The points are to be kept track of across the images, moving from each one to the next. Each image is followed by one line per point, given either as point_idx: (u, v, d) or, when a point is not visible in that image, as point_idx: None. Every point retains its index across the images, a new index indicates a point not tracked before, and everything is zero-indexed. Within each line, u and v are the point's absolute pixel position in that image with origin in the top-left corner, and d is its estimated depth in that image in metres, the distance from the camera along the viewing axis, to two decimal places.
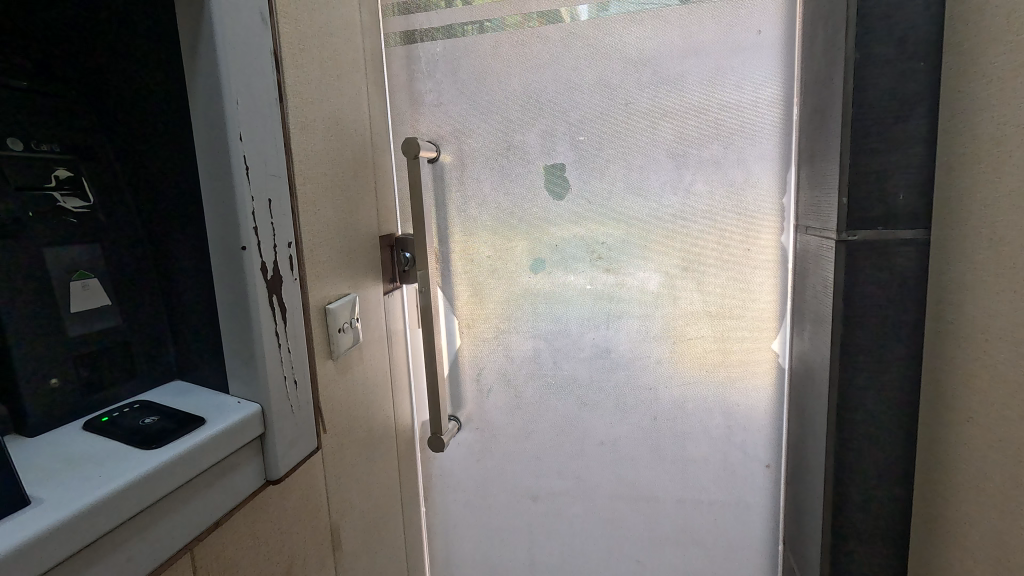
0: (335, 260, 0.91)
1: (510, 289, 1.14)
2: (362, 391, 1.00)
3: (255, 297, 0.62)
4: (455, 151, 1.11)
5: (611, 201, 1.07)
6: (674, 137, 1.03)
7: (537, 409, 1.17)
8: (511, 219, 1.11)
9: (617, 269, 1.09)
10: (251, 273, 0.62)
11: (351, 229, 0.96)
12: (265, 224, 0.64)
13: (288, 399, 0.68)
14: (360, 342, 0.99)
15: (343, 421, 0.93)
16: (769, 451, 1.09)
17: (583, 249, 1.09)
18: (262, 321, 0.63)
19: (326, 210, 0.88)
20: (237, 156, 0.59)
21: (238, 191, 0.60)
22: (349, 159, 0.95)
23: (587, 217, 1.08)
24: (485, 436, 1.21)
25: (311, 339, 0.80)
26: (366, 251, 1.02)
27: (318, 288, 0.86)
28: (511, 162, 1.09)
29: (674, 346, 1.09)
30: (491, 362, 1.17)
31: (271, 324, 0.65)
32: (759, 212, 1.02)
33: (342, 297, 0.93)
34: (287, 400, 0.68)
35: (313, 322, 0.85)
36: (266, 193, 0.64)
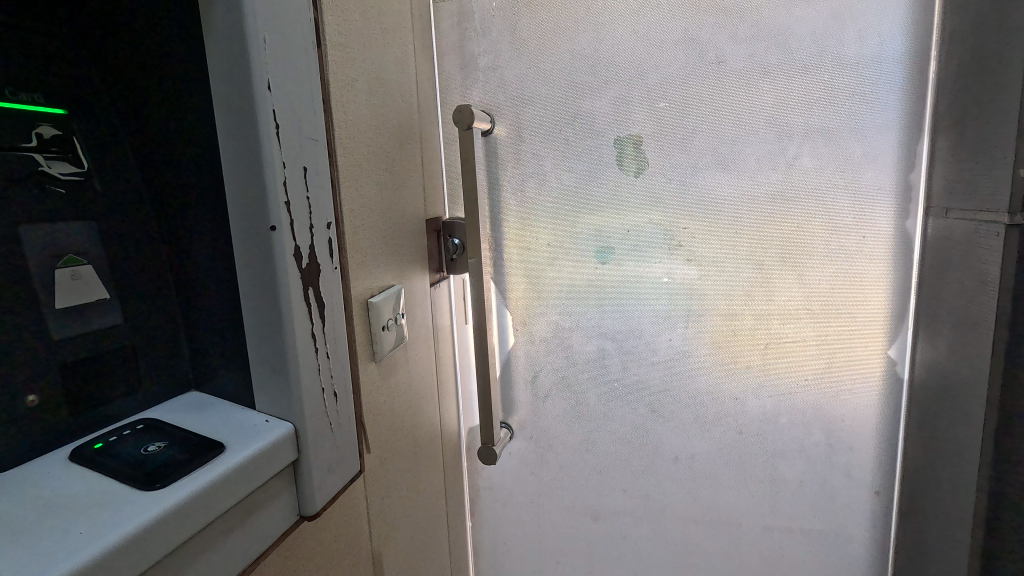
0: (378, 248, 0.78)
1: (573, 281, 0.99)
2: (406, 399, 0.88)
3: (286, 291, 0.50)
4: (512, 123, 0.97)
5: (695, 179, 0.91)
6: (774, 103, 0.86)
7: (601, 418, 1.03)
8: (576, 202, 0.97)
9: (701, 260, 0.93)
10: (281, 261, 0.49)
11: (395, 212, 0.83)
12: (299, 199, 0.51)
13: (327, 415, 0.55)
14: (404, 341, 0.86)
15: (386, 433, 0.80)
16: (878, 476, 0.93)
17: (659, 235, 0.94)
18: (294, 319, 0.51)
19: (369, 189, 0.75)
20: (264, 111, 0.47)
21: (267, 155, 0.47)
22: (393, 130, 0.82)
23: (667, 199, 0.93)
24: (540, 446, 1.07)
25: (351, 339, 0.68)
26: (412, 237, 0.89)
27: (359, 280, 0.73)
28: (577, 135, 0.94)
29: (767, 350, 0.93)
30: (549, 364, 1.04)
31: (307, 323, 0.52)
32: (880, 192, 0.85)
33: (385, 289, 0.80)
34: (326, 416, 0.55)
35: (355, 318, 0.72)
36: (301, 159, 0.51)
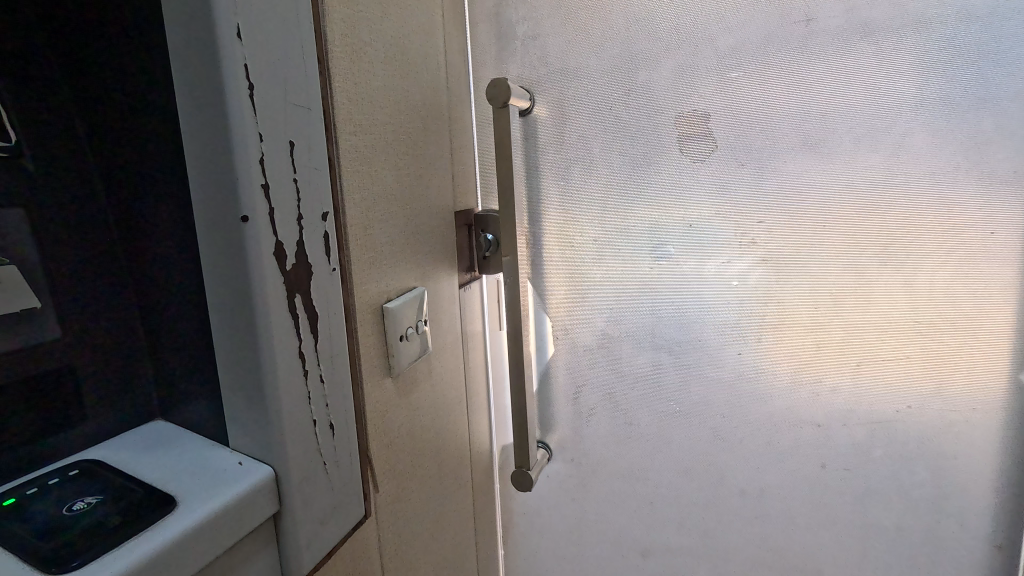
0: (394, 244, 0.67)
1: (623, 283, 0.86)
2: (429, 417, 0.77)
3: (263, 304, 0.39)
4: (554, 100, 0.84)
5: (774, 164, 0.76)
6: (877, 69, 0.70)
7: (654, 442, 0.89)
8: (628, 192, 0.83)
9: (778, 261, 0.78)
10: (256, 265, 0.38)
11: (418, 204, 0.72)
12: (282, 186, 0.40)
13: (321, 455, 0.45)
14: (428, 352, 0.75)
15: (404, 458, 0.69)
16: (1001, 527, 0.75)
17: (727, 231, 0.79)
18: (274, 338, 0.40)
19: (384, 175, 0.64)
20: (232, 66, 0.36)
21: (235, 124, 0.37)
22: (417, 108, 0.71)
23: (738, 187, 0.78)
24: (583, 471, 0.94)
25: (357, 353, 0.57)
26: (438, 232, 0.78)
27: (370, 283, 0.62)
28: (630, 113, 0.81)
29: (860, 371, 0.77)
30: (595, 378, 0.90)
31: (293, 342, 0.42)
32: (1019, 177, 0.67)
33: (405, 292, 0.69)
34: (320, 456, 0.45)
35: (366, 327, 0.62)
36: (286, 135, 0.40)
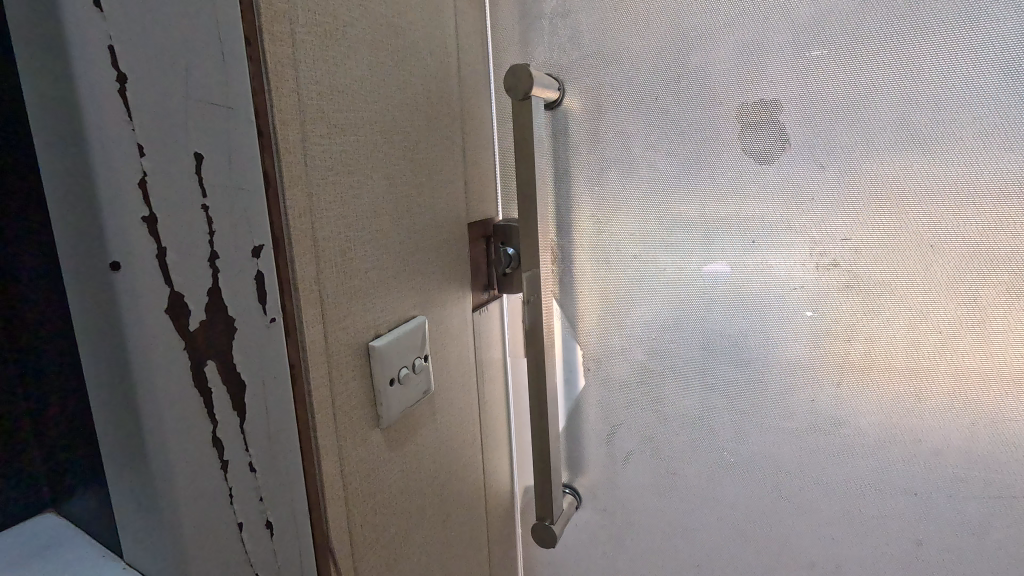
0: (386, 266, 0.55)
1: (669, 309, 0.71)
2: (433, 467, 0.65)
3: (143, 343, 0.38)
4: (588, 90, 0.70)
5: (864, 165, 0.60)
6: (1016, 41, 0.53)
7: (701, 497, 0.75)
8: (676, 200, 0.68)
9: (868, 288, 0.62)
10: (130, 304, 0.37)
11: (420, 217, 0.61)
12: (176, 216, 0.37)
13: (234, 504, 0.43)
14: (431, 391, 0.63)
15: (395, 521, 0.58)
16: None
17: (802, 248, 0.64)
18: (157, 377, 0.39)
19: (370, 185, 0.52)
20: (95, 116, 0.34)
21: (108, 178, 0.35)
22: (417, 101, 0.59)
23: (816, 194, 0.62)
24: (616, 523, 0.81)
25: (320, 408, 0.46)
26: (445, 248, 0.66)
27: (350, 316, 0.51)
28: (682, 104, 0.66)
29: (975, 431, 0.60)
30: (632, 419, 0.76)
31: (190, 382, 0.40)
32: None
33: (399, 324, 0.58)
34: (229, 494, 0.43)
35: (344, 372, 0.50)
36: (183, 160, 0.37)
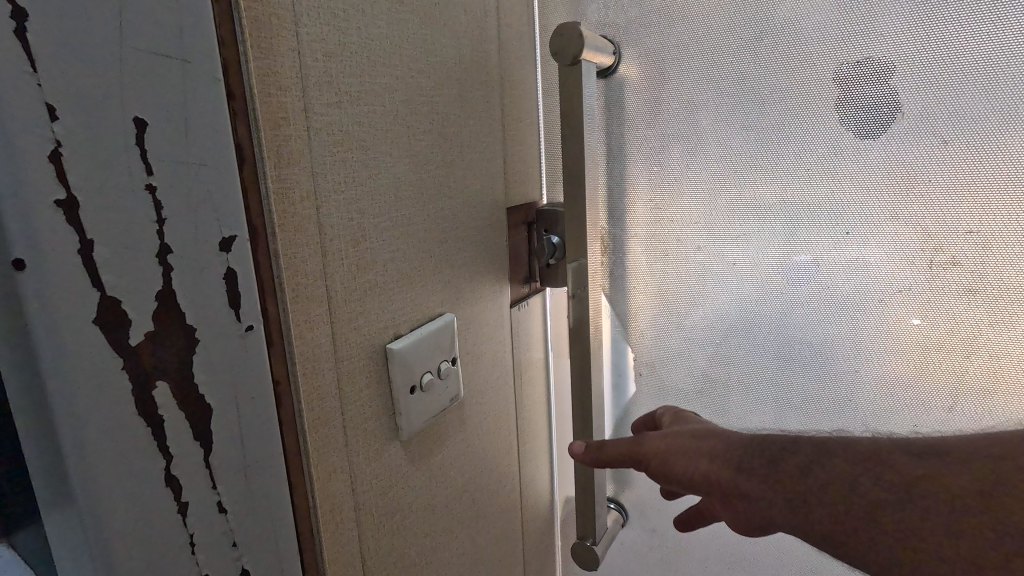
0: (408, 258, 0.48)
1: (738, 311, 0.61)
2: (461, 481, 0.58)
3: (70, 419, 0.22)
4: (649, 53, 0.60)
5: (1002, 139, 0.48)
6: None
7: None
8: (751, 181, 0.58)
9: (995, 293, 0.50)
10: (48, 355, 0.21)
11: (450, 202, 0.53)
12: (110, 200, 0.22)
13: None
14: (460, 397, 0.56)
15: (417, 541, 0.52)
16: None
17: (909, 243, 0.52)
18: (97, 470, 0.23)
19: (389, 163, 0.45)
20: None
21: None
22: (447, 67, 0.51)
23: (934, 176, 0.51)
24: (667, 545, 0.72)
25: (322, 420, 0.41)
26: (480, 236, 0.58)
27: (365, 315, 0.44)
28: (764, 66, 0.55)
29: None
30: None
31: (157, 466, 0.25)
32: None
33: (424, 322, 0.51)
34: None
35: (357, 377, 0.44)
36: (123, 111, 0.22)
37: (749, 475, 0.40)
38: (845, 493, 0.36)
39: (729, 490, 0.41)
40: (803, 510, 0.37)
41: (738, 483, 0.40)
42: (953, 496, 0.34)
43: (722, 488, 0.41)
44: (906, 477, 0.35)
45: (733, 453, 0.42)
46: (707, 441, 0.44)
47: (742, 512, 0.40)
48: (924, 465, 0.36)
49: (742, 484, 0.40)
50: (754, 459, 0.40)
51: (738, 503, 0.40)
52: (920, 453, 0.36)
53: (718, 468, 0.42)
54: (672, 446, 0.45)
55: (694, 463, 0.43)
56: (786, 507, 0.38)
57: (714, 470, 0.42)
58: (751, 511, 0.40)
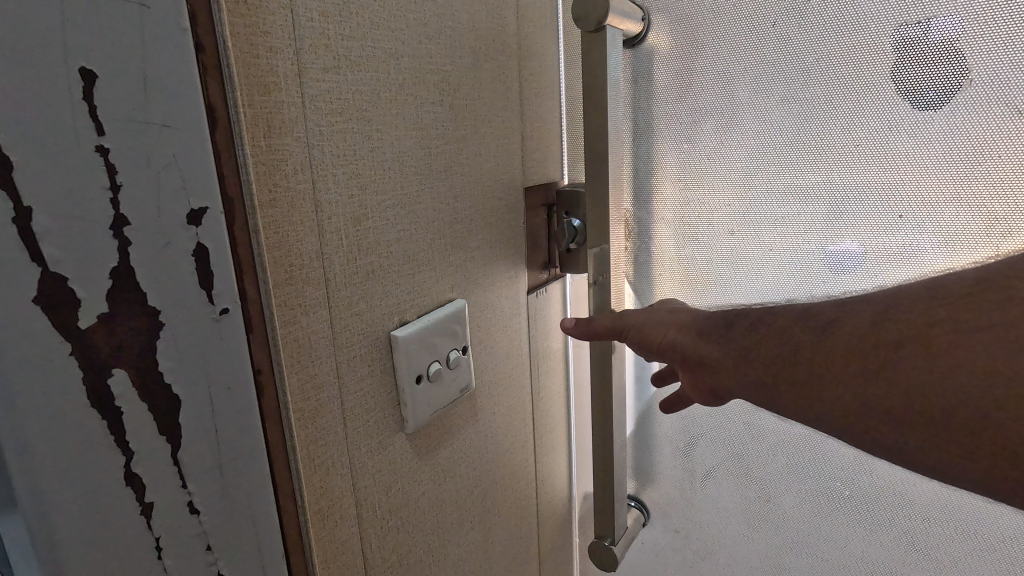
0: (415, 240, 0.45)
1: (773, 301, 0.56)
2: (472, 476, 0.55)
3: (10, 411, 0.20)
4: (680, 18, 0.54)
5: None
6: None
7: (803, 531, 0.61)
8: (792, 160, 0.53)
9: None
10: None
11: (462, 179, 0.49)
12: (51, 162, 0.20)
13: None
14: (471, 387, 0.53)
15: (423, 536, 0.50)
16: None
17: (972, 227, 0.47)
18: (44, 469, 0.21)
19: (394, 136, 0.42)
20: None
21: None
22: (460, 32, 0.47)
23: (1003, 152, 0.45)
24: (691, 550, 0.69)
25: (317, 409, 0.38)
26: (495, 217, 0.54)
27: (368, 300, 0.41)
28: (809, 30, 0.49)
29: None
30: (718, 431, 0.63)
31: (117, 463, 0.23)
32: None
33: (433, 307, 0.48)
34: None
35: (358, 365, 0.41)
36: (66, 60, 0.20)
37: (712, 342, 0.44)
38: (783, 340, 0.39)
39: (695, 357, 0.44)
40: (751, 359, 0.41)
41: (703, 350, 0.44)
42: (867, 334, 0.36)
43: (691, 357, 0.45)
44: (825, 322, 0.38)
45: (700, 326, 0.45)
46: (683, 315, 0.47)
47: (707, 377, 0.44)
48: (841, 309, 0.38)
49: (707, 350, 0.43)
50: (716, 328, 0.44)
51: (704, 369, 0.44)
52: (842, 303, 0.38)
53: (688, 340, 0.45)
54: (651, 318, 0.48)
55: (668, 333, 0.47)
56: (735, 367, 0.42)
57: (686, 341, 0.45)
58: (714, 373, 0.43)
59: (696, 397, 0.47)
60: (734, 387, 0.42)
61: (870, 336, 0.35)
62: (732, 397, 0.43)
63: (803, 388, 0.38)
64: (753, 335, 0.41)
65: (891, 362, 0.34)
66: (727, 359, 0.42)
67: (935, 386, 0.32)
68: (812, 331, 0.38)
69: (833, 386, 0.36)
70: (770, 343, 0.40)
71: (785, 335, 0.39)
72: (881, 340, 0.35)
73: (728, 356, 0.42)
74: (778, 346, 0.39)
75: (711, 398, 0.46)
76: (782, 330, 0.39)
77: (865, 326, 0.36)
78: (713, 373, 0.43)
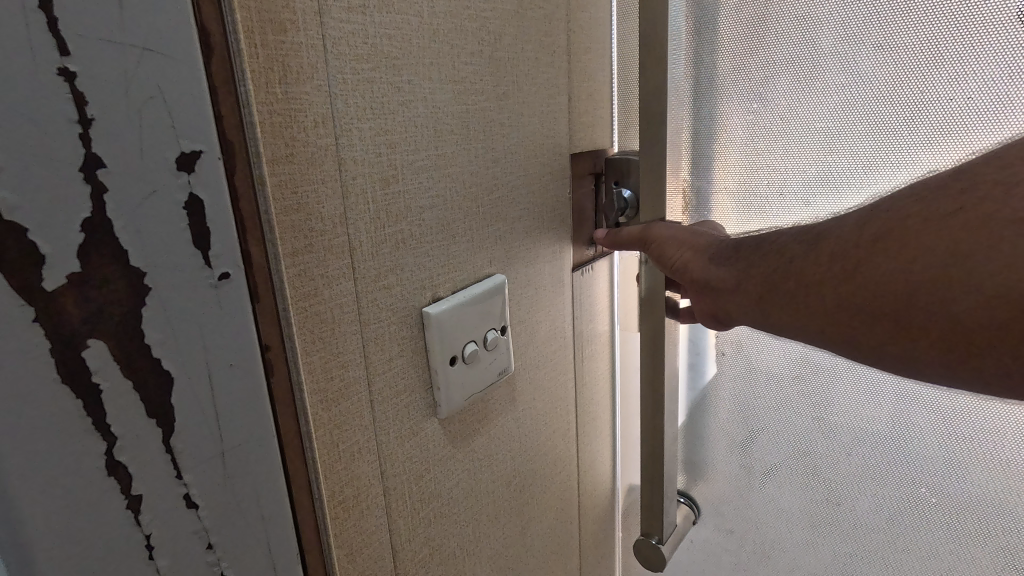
0: (450, 207, 0.41)
1: None
2: (511, 464, 0.52)
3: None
4: None
5: None
6: None
7: (878, 540, 0.55)
8: (885, 120, 0.44)
9: None
10: None
11: (503, 142, 0.45)
12: (3, 86, 0.16)
13: None
14: (511, 370, 0.49)
15: (458, 526, 0.46)
16: None
17: None
18: (6, 456, 0.18)
19: (427, 89, 0.37)
20: None
21: None
22: None
23: None
24: (748, 553, 0.63)
25: (342, 387, 0.35)
26: (539, 185, 0.50)
27: (398, 272, 0.37)
28: None
29: None
30: (782, 425, 0.56)
31: (96, 450, 0.19)
32: None
33: (470, 281, 0.43)
34: None
35: (387, 343, 0.37)
36: None
37: (724, 264, 0.44)
38: (781, 255, 0.40)
39: (704, 278, 0.45)
40: (750, 274, 0.42)
41: (714, 272, 0.44)
42: (839, 240, 0.37)
43: (701, 278, 0.45)
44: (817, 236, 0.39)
45: (713, 249, 0.45)
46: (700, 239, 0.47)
47: (712, 298, 0.45)
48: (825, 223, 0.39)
49: (718, 272, 0.44)
50: (730, 250, 0.44)
51: (710, 291, 0.45)
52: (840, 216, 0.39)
53: (701, 261, 0.45)
54: (673, 236, 0.47)
55: (683, 253, 0.46)
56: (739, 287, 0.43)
57: (699, 262, 0.45)
58: (720, 293, 0.44)
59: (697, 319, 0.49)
60: (733, 308, 0.44)
61: (853, 235, 0.36)
62: (732, 322, 0.45)
63: (793, 294, 0.39)
64: (761, 252, 0.42)
65: (866, 257, 0.35)
66: (734, 281, 0.43)
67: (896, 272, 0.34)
68: (804, 242, 0.39)
69: (814, 287, 0.38)
70: (774, 259, 0.41)
71: (787, 248, 0.40)
72: (861, 237, 0.36)
73: (736, 278, 0.43)
74: (775, 261, 0.41)
75: (712, 321, 0.47)
76: (782, 245, 0.41)
77: (849, 228, 0.37)
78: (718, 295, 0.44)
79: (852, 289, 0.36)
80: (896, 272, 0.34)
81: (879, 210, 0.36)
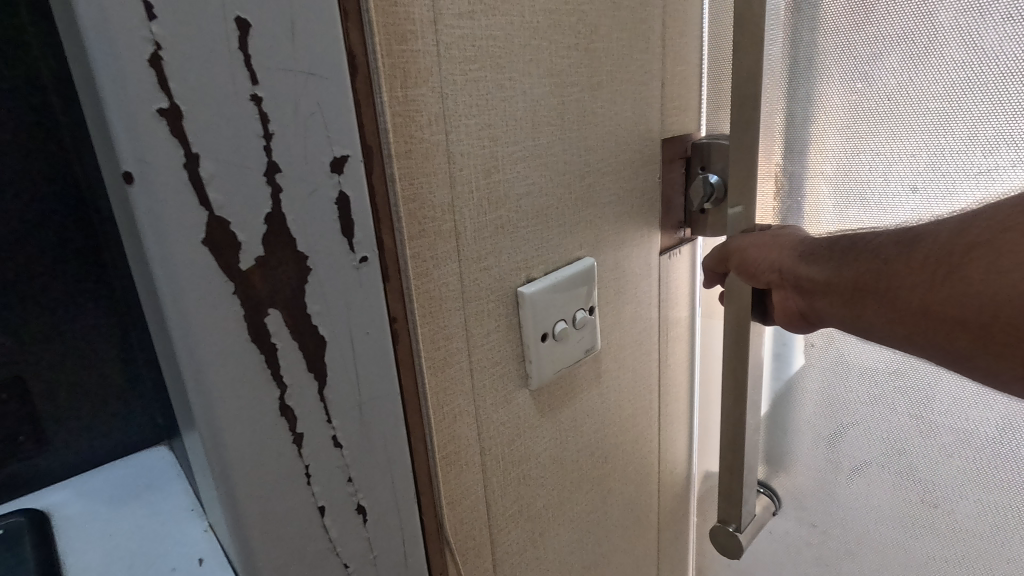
0: (545, 194, 0.44)
1: None
2: (594, 437, 0.55)
3: (185, 340, 0.22)
4: None
5: None
6: None
7: (980, 545, 0.52)
8: (1012, 98, 0.41)
9: None
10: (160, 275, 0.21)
11: (596, 129, 0.47)
12: (215, 112, 0.21)
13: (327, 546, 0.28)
14: (597, 348, 0.51)
15: (544, 489, 0.50)
16: None
17: None
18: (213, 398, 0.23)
19: (526, 83, 0.40)
20: None
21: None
22: None
23: None
24: (831, 546, 0.62)
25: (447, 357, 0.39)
26: (629, 171, 0.51)
27: (496, 256, 0.41)
28: None
29: None
30: (875, 420, 0.55)
31: (271, 396, 0.24)
32: None
33: (561, 264, 0.46)
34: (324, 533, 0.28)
35: (486, 320, 0.41)
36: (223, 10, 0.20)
37: (815, 263, 0.42)
38: (875, 254, 0.39)
39: (794, 278, 0.43)
40: (841, 271, 0.41)
41: (805, 273, 0.42)
42: (934, 246, 0.36)
43: (790, 278, 0.44)
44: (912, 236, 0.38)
45: (806, 248, 0.44)
46: (786, 237, 0.46)
47: (800, 297, 0.44)
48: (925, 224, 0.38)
49: (809, 273, 0.42)
50: (820, 250, 0.43)
51: (798, 290, 0.43)
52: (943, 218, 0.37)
53: (790, 262, 0.44)
54: (752, 245, 0.46)
55: (769, 255, 0.45)
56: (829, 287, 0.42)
57: (789, 263, 0.44)
58: (809, 293, 0.43)
59: (781, 321, 0.47)
60: (824, 307, 0.43)
61: (950, 240, 0.35)
62: (821, 323, 0.44)
63: (886, 297, 0.39)
64: (857, 249, 0.41)
65: (959, 264, 0.35)
66: (826, 280, 0.42)
67: (995, 283, 0.33)
68: (898, 243, 0.38)
69: (907, 293, 0.37)
70: (864, 259, 0.40)
71: (877, 250, 0.39)
72: (957, 242, 0.35)
73: (828, 278, 0.42)
74: (869, 263, 0.39)
75: (798, 322, 0.46)
76: (875, 245, 0.39)
77: (945, 234, 0.36)
78: (807, 295, 0.43)
79: (951, 295, 0.35)
80: (994, 279, 0.34)
81: (981, 216, 0.35)
